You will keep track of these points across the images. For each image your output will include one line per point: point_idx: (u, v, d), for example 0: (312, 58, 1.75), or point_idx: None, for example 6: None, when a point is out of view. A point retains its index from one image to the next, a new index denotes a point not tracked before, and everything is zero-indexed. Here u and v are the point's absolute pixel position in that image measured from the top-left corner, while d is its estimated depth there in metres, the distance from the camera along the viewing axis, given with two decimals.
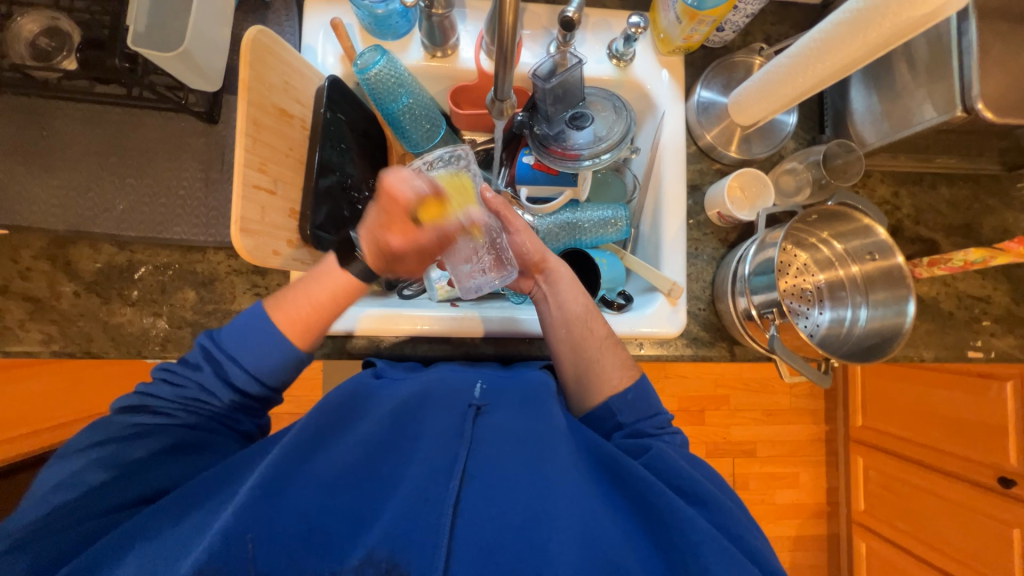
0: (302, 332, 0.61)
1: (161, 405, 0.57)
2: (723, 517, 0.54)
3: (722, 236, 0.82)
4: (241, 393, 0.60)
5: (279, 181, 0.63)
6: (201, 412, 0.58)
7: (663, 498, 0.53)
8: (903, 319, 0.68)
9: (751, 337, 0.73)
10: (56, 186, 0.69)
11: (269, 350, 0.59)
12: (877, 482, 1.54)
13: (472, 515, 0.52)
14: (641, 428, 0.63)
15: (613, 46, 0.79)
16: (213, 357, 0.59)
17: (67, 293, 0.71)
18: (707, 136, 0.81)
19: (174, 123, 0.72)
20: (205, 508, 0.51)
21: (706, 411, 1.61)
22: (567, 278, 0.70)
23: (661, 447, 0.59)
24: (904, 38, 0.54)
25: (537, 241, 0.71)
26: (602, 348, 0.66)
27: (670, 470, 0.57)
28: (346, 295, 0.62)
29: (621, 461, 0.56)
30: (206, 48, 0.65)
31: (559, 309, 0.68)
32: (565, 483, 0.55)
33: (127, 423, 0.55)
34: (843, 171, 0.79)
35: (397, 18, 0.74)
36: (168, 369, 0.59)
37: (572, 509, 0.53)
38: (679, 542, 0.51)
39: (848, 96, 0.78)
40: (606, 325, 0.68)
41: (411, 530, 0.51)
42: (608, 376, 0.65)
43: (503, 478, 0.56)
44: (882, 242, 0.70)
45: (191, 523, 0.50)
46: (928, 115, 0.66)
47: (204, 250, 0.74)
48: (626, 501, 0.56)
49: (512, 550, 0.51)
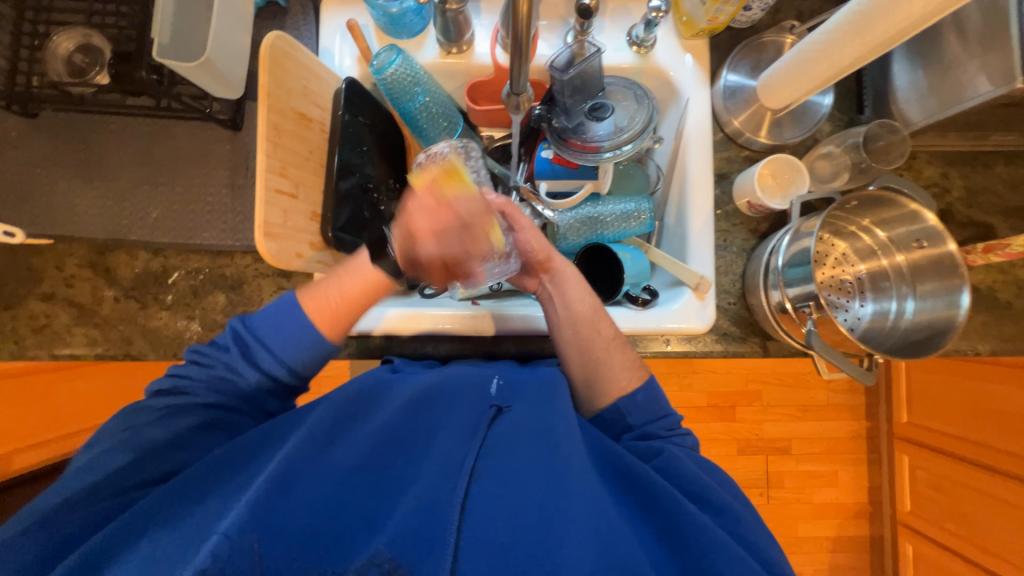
0: (331, 321, 0.61)
1: (193, 385, 0.58)
2: (739, 526, 0.53)
3: (753, 226, 0.78)
4: (268, 376, 0.60)
5: (300, 185, 0.64)
6: (232, 393, 0.59)
7: (680, 506, 0.52)
8: (956, 311, 0.63)
9: (786, 332, 0.69)
10: (96, 197, 0.72)
11: (300, 337, 0.59)
12: (925, 482, 1.45)
13: (481, 516, 0.52)
14: (651, 430, 0.61)
15: (633, 33, 0.76)
16: (242, 339, 0.59)
17: (107, 298, 0.74)
18: (734, 122, 0.77)
19: (200, 131, 0.74)
20: (220, 498, 0.52)
21: (737, 407, 1.56)
22: (573, 278, 0.67)
23: (674, 451, 0.57)
24: (952, 8, 0.49)
25: (544, 240, 0.68)
26: (609, 349, 0.64)
27: (685, 476, 0.55)
28: (375, 288, 0.62)
29: (633, 464, 0.55)
30: (228, 57, 0.67)
31: (564, 309, 0.66)
32: (576, 488, 0.53)
33: (159, 406, 0.56)
34: (886, 154, 0.74)
35: (412, 16, 0.73)
36: (199, 351, 0.59)
37: (585, 513, 0.51)
38: (693, 546, 0.50)
39: (890, 72, 0.73)
40: (612, 325, 0.66)
41: (422, 528, 0.51)
42: (615, 378, 0.63)
43: (513, 481, 0.55)
44: (931, 228, 0.65)
45: (203, 515, 0.50)
46: (982, 89, 0.61)
47: (232, 254, 0.75)
48: (637, 505, 0.55)
49: (520, 552, 0.50)
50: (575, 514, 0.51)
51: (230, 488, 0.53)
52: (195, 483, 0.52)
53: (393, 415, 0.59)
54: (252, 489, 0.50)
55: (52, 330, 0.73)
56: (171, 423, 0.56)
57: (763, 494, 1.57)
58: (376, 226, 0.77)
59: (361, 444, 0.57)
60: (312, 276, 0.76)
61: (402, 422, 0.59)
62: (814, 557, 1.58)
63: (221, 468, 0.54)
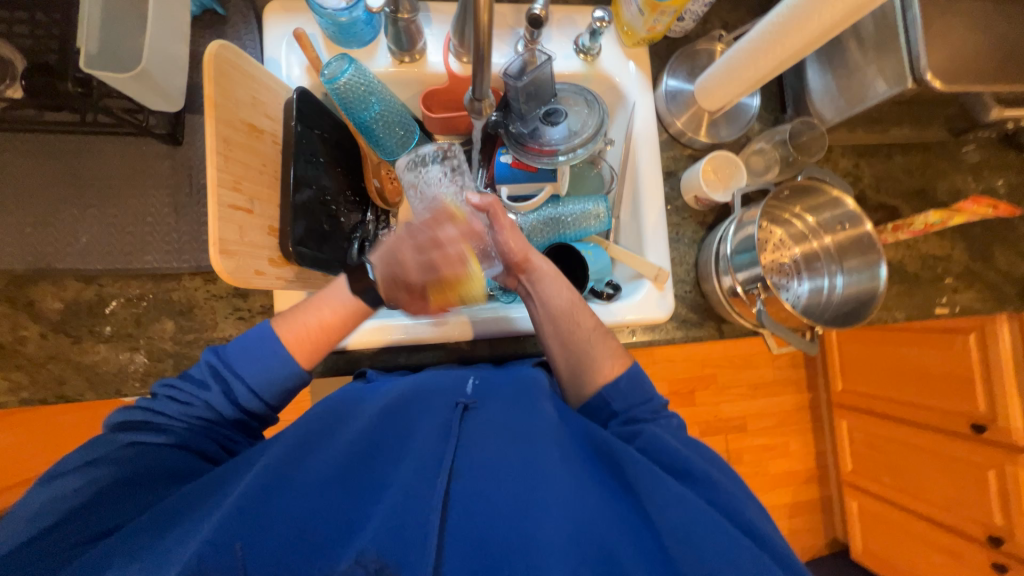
0: (308, 353, 0.61)
1: (164, 419, 0.55)
2: (719, 494, 0.54)
3: (700, 218, 0.84)
4: (244, 411, 0.59)
5: (256, 199, 0.61)
6: (204, 430, 0.57)
7: (660, 480, 0.53)
8: (877, 282, 0.71)
9: (738, 313, 0.75)
10: (12, 224, 0.65)
11: (276, 368, 0.59)
12: (861, 442, 1.60)
13: (463, 508, 0.52)
14: (635, 414, 0.63)
15: (580, 42, 0.80)
16: (221, 376, 0.58)
17: (32, 335, 0.67)
18: (677, 123, 0.83)
19: (136, 147, 0.69)
20: (186, 524, 0.47)
21: (695, 392, 1.64)
22: (550, 274, 0.69)
23: (654, 430, 0.59)
24: (857, 17, 0.56)
25: (522, 239, 0.69)
26: (591, 340, 0.67)
27: (666, 452, 0.57)
28: (355, 319, 0.63)
29: (615, 445, 0.57)
30: (167, 68, 0.63)
31: (544, 305, 0.69)
32: (558, 475, 0.54)
33: (123, 443, 0.52)
34: (809, 147, 0.83)
35: (362, 25, 0.72)
36: (172, 385, 0.57)
37: (567, 497, 0.53)
38: (673, 523, 0.51)
39: (804, 76, 0.82)
40: (593, 317, 0.69)
41: (401, 531, 0.49)
42: (599, 367, 0.66)
43: (496, 475, 0.55)
44: (852, 212, 0.74)
45: (174, 538, 0.46)
46: (881, 89, 0.70)
47: (179, 277, 0.70)
48: (621, 488, 0.56)
49: (504, 539, 0.50)
50: (556, 497, 0.53)
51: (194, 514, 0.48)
52: (157, 514, 0.48)
53: (370, 420, 0.59)
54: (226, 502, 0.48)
55: None
56: (135, 462, 0.51)
57: None
58: (335, 238, 0.76)
59: (338, 452, 0.55)
60: (271, 294, 0.73)
61: (382, 425, 0.59)
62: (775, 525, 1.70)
63: (189, 495, 0.50)
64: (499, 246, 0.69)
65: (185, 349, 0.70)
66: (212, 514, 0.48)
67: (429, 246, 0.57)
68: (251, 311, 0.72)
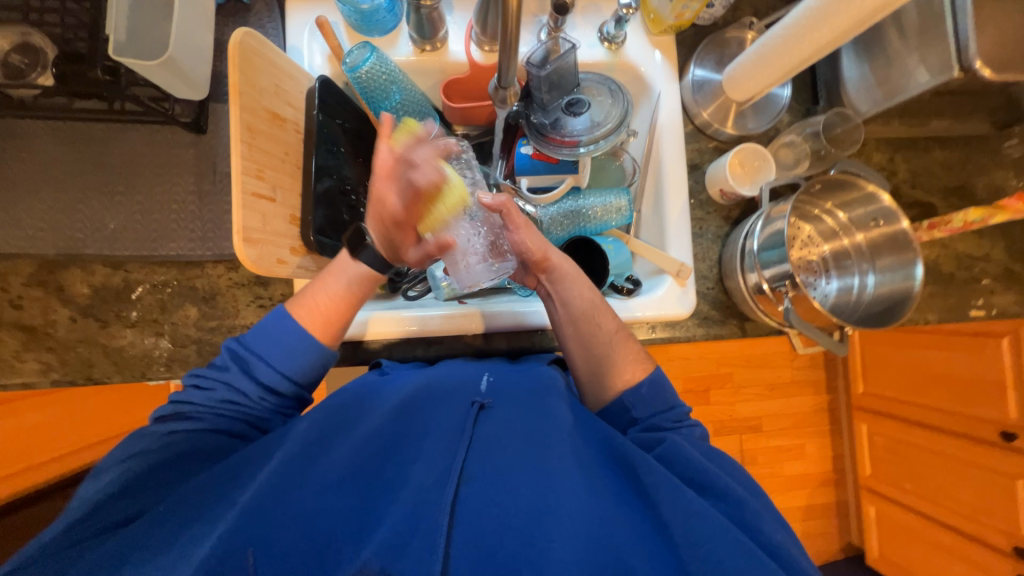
0: (324, 327, 0.62)
1: (194, 410, 0.57)
2: (741, 510, 0.53)
3: (726, 213, 0.82)
4: (270, 390, 0.60)
5: (278, 188, 0.61)
6: (234, 413, 0.58)
7: (679, 491, 0.53)
8: (913, 281, 0.68)
9: (763, 311, 0.73)
10: (43, 210, 0.66)
11: (299, 349, 0.60)
12: (882, 447, 1.56)
13: (473, 514, 0.51)
14: (656, 422, 0.63)
15: (605, 30, 0.78)
16: (241, 356, 0.59)
17: (62, 319, 0.68)
18: (704, 114, 0.81)
19: (161, 135, 0.70)
20: (205, 519, 0.49)
21: (710, 390, 1.63)
22: (571, 274, 0.68)
23: (676, 439, 0.59)
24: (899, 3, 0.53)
25: (540, 238, 0.67)
26: (612, 343, 0.66)
27: (686, 463, 0.57)
28: (361, 284, 0.63)
29: (632, 453, 0.56)
30: (191, 56, 0.63)
31: (565, 307, 0.68)
32: (572, 482, 0.54)
33: (161, 433, 0.55)
34: (844, 140, 0.79)
35: (384, 13, 0.72)
36: (198, 374, 0.58)
37: (580, 505, 0.52)
38: (684, 535, 0.51)
39: (839, 65, 0.79)
40: (614, 319, 0.68)
41: (409, 536, 0.49)
42: (620, 372, 0.65)
43: (510, 480, 0.54)
44: (887, 207, 0.71)
45: (191, 534, 0.48)
46: (923, 79, 0.66)
47: (203, 264, 0.71)
48: (638, 496, 0.55)
49: (516, 545, 0.50)
50: (568, 505, 0.52)
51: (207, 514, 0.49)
52: (183, 501, 0.50)
53: (385, 417, 0.59)
54: (244, 499, 0.49)
55: None
56: (172, 448, 0.54)
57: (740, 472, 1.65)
58: (354, 228, 0.76)
59: (350, 453, 0.55)
60: (291, 282, 0.73)
61: (394, 423, 0.59)
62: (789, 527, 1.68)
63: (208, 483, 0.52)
64: (518, 246, 0.67)
65: (207, 335, 0.71)
66: (225, 513, 0.49)
67: (398, 162, 0.57)
68: (271, 299, 0.72)
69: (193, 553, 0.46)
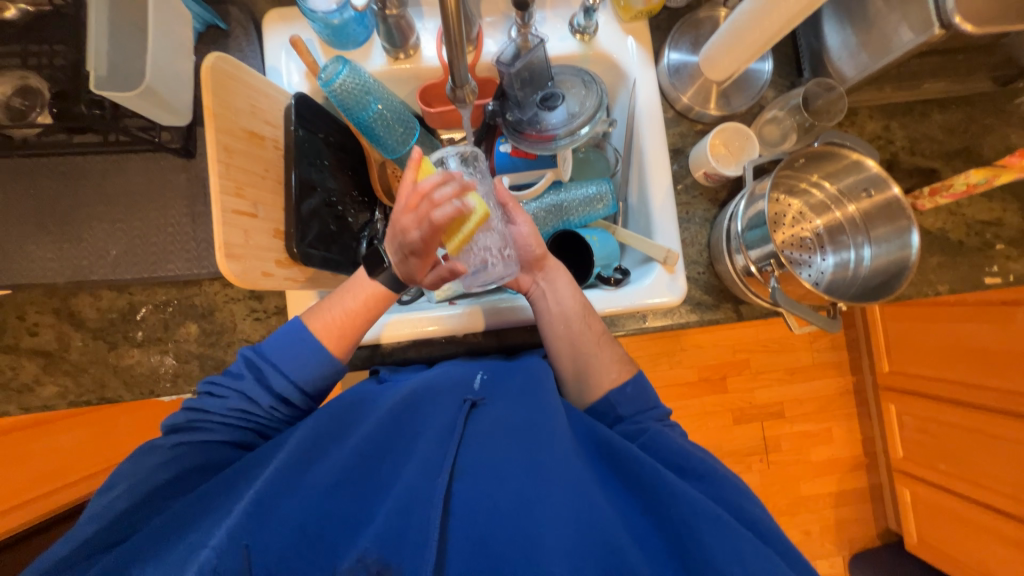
0: (336, 339, 0.64)
1: (210, 416, 0.59)
2: (722, 490, 0.55)
3: (712, 196, 0.80)
4: (282, 400, 0.62)
5: (259, 204, 0.63)
6: (243, 423, 0.61)
7: (662, 477, 0.53)
8: (909, 251, 0.65)
9: (754, 293, 0.71)
10: (51, 242, 0.70)
11: (308, 360, 0.61)
12: (912, 427, 1.49)
13: (466, 507, 0.54)
14: (638, 417, 0.63)
15: (575, 22, 0.78)
16: (255, 365, 0.61)
17: (75, 343, 0.72)
18: (683, 98, 0.79)
19: (153, 162, 0.73)
20: (208, 522, 0.52)
21: (727, 378, 1.59)
22: (565, 277, 0.70)
23: (659, 429, 0.60)
24: None
25: (540, 237, 0.71)
26: (600, 344, 0.67)
27: (669, 449, 0.58)
28: (377, 302, 0.65)
29: (618, 443, 0.56)
30: (171, 85, 0.66)
31: (557, 305, 0.69)
32: (560, 473, 0.54)
33: (169, 444, 0.56)
34: (827, 111, 0.78)
35: (354, 26, 0.73)
36: (211, 382, 0.60)
37: (567, 492, 0.53)
38: (672, 513, 0.52)
39: (822, 34, 0.76)
40: (602, 323, 0.69)
41: (404, 528, 0.52)
42: (604, 370, 0.66)
43: (497, 471, 0.56)
44: (875, 176, 0.68)
45: (191, 539, 0.51)
46: (906, 38, 0.64)
47: (200, 283, 0.74)
48: (623, 485, 0.57)
49: (505, 536, 0.52)
50: (556, 496, 0.53)
51: (211, 517, 0.53)
52: (193, 506, 0.54)
53: (380, 417, 0.59)
54: (240, 506, 0.51)
55: (20, 383, 0.71)
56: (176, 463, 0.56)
57: (764, 460, 1.60)
58: (343, 237, 0.78)
59: (343, 455, 0.57)
60: (284, 295, 0.76)
61: (389, 422, 0.59)
62: (819, 515, 1.63)
63: (213, 489, 0.55)
64: (518, 241, 0.70)
65: (209, 350, 0.74)
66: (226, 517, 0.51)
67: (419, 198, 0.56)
68: (266, 311, 0.75)
69: (195, 555, 0.48)
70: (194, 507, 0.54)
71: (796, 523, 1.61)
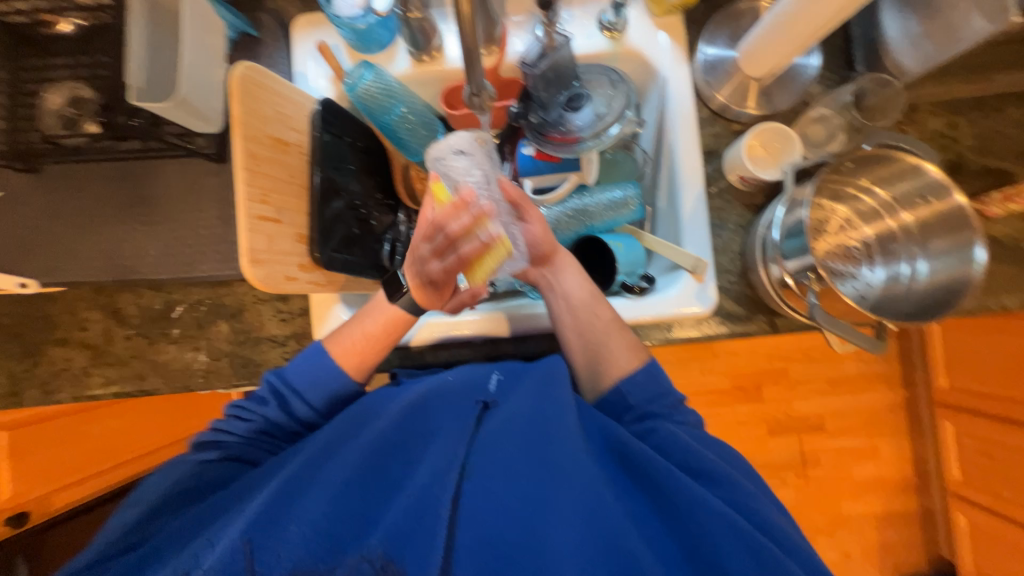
0: (357, 365, 0.65)
1: (229, 434, 0.62)
2: (744, 497, 0.52)
3: (749, 200, 0.75)
4: (302, 422, 0.65)
5: (283, 209, 0.64)
6: (264, 442, 0.64)
7: (678, 484, 0.51)
8: (972, 267, 0.59)
9: (789, 306, 0.66)
10: (98, 241, 0.74)
11: (327, 382, 0.63)
12: (973, 450, 1.36)
13: (473, 505, 0.53)
14: (652, 409, 0.60)
15: (604, 18, 0.75)
16: (279, 393, 0.63)
17: (119, 337, 0.77)
18: (719, 96, 0.74)
19: (189, 166, 0.76)
20: (220, 524, 0.54)
21: (763, 387, 1.51)
22: (572, 267, 0.68)
23: (669, 428, 0.57)
24: None
25: (549, 232, 0.67)
26: (609, 332, 0.64)
27: (681, 450, 0.55)
28: (395, 326, 0.66)
29: (631, 445, 0.55)
30: (202, 93, 0.68)
31: (564, 298, 0.67)
32: (571, 476, 0.52)
33: (196, 460, 0.60)
34: (883, 110, 0.71)
35: (379, 30, 0.73)
36: (238, 406, 0.64)
37: (576, 494, 0.51)
38: (692, 525, 0.50)
39: (879, 22, 0.69)
40: (612, 309, 0.66)
41: (411, 529, 0.51)
42: (616, 359, 0.63)
43: (506, 471, 0.54)
44: (934, 181, 0.62)
45: (205, 537, 0.53)
46: (978, 25, 0.57)
47: (231, 283, 0.77)
48: (635, 486, 0.55)
49: (513, 539, 0.50)
50: (565, 498, 0.51)
51: (221, 521, 0.54)
52: (212, 509, 0.56)
53: (391, 417, 0.59)
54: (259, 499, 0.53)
55: (71, 373, 0.77)
56: (200, 476, 0.60)
57: (800, 475, 1.52)
58: (365, 240, 0.78)
59: (358, 452, 0.57)
60: (309, 296, 0.78)
61: (401, 419, 0.59)
62: (860, 535, 1.52)
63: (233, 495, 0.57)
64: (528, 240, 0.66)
65: (238, 348, 0.77)
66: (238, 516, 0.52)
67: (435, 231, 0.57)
68: (292, 312, 0.77)
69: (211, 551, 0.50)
70: (212, 514, 0.56)
71: (833, 542, 1.52)
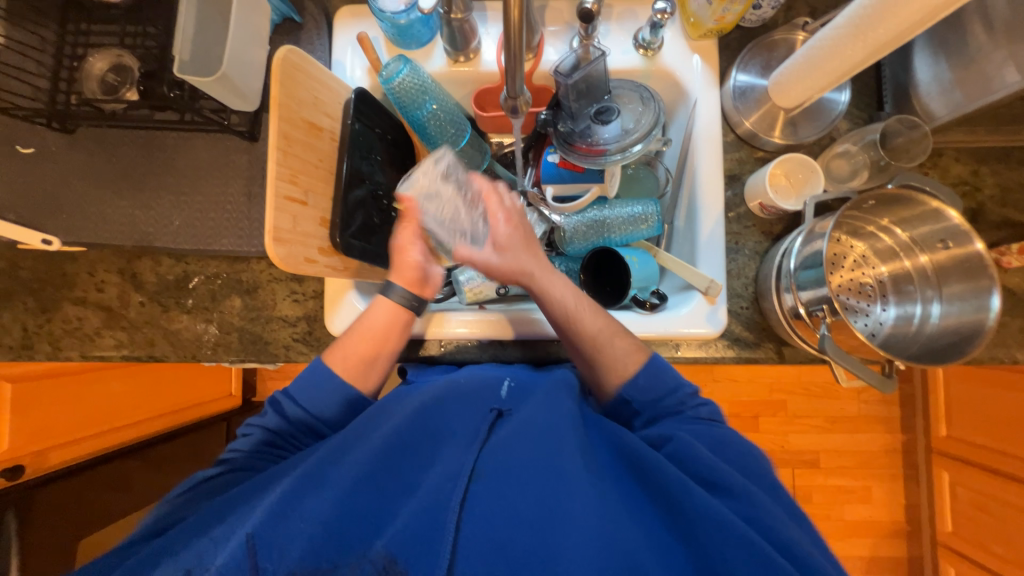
0: (348, 363, 0.66)
1: (230, 448, 0.64)
2: (754, 508, 0.51)
3: (766, 228, 0.76)
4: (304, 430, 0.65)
5: (310, 192, 0.65)
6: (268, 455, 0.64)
7: (688, 493, 0.51)
8: (986, 314, 0.59)
9: (800, 337, 0.66)
10: (124, 207, 0.76)
11: (326, 390, 0.64)
12: (967, 501, 1.35)
13: (483, 513, 0.53)
14: (658, 416, 0.63)
15: (640, 36, 0.76)
16: (278, 404, 0.65)
17: (134, 302, 0.78)
18: (747, 123, 0.75)
19: (220, 141, 0.78)
20: (231, 520, 0.54)
21: (760, 418, 1.51)
22: (551, 276, 0.66)
23: (685, 438, 0.57)
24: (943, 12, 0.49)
25: (520, 241, 0.66)
26: (602, 342, 0.64)
27: (693, 459, 0.55)
28: (389, 327, 0.68)
29: (643, 453, 0.55)
30: (242, 71, 0.70)
31: (552, 313, 0.66)
32: (580, 488, 0.52)
33: (208, 475, 0.62)
34: (906, 151, 0.72)
35: (419, 26, 0.75)
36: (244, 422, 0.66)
37: (585, 505, 0.51)
38: (703, 539, 0.49)
39: (911, 67, 0.70)
40: (600, 314, 0.65)
41: (421, 531, 0.52)
42: (615, 363, 0.64)
43: (517, 478, 0.55)
44: (955, 227, 0.62)
45: (215, 533, 0.52)
46: (1010, 80, 0.58)
47: (249, 260, 0.78)
48: (647, 498, 0.55)
49: (522, 551, 0.50)
50: (575, 507, 0.51)
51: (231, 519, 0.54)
52: (222, 507, 0.56)
53: (401, 416, 0.59)
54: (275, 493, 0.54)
55: (83, 333, 0.78)
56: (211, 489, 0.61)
57: None
58: (384, 231, 0.79)
59: (366, 451, 0.57)
60: (322, 280, 0.79)
61: (412, 420, 0.59)
62: None
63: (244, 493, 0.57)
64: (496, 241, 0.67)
65: (248, 325, 0.78)
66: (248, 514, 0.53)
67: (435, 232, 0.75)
68: (305, 295, 0.78)
69: (225, 544, 0.51)
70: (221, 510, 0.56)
71: None
